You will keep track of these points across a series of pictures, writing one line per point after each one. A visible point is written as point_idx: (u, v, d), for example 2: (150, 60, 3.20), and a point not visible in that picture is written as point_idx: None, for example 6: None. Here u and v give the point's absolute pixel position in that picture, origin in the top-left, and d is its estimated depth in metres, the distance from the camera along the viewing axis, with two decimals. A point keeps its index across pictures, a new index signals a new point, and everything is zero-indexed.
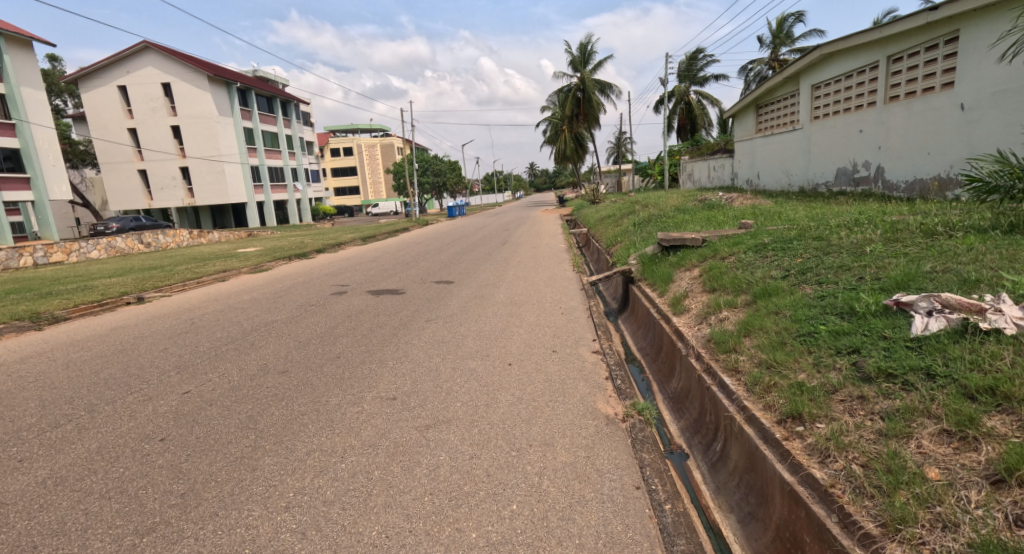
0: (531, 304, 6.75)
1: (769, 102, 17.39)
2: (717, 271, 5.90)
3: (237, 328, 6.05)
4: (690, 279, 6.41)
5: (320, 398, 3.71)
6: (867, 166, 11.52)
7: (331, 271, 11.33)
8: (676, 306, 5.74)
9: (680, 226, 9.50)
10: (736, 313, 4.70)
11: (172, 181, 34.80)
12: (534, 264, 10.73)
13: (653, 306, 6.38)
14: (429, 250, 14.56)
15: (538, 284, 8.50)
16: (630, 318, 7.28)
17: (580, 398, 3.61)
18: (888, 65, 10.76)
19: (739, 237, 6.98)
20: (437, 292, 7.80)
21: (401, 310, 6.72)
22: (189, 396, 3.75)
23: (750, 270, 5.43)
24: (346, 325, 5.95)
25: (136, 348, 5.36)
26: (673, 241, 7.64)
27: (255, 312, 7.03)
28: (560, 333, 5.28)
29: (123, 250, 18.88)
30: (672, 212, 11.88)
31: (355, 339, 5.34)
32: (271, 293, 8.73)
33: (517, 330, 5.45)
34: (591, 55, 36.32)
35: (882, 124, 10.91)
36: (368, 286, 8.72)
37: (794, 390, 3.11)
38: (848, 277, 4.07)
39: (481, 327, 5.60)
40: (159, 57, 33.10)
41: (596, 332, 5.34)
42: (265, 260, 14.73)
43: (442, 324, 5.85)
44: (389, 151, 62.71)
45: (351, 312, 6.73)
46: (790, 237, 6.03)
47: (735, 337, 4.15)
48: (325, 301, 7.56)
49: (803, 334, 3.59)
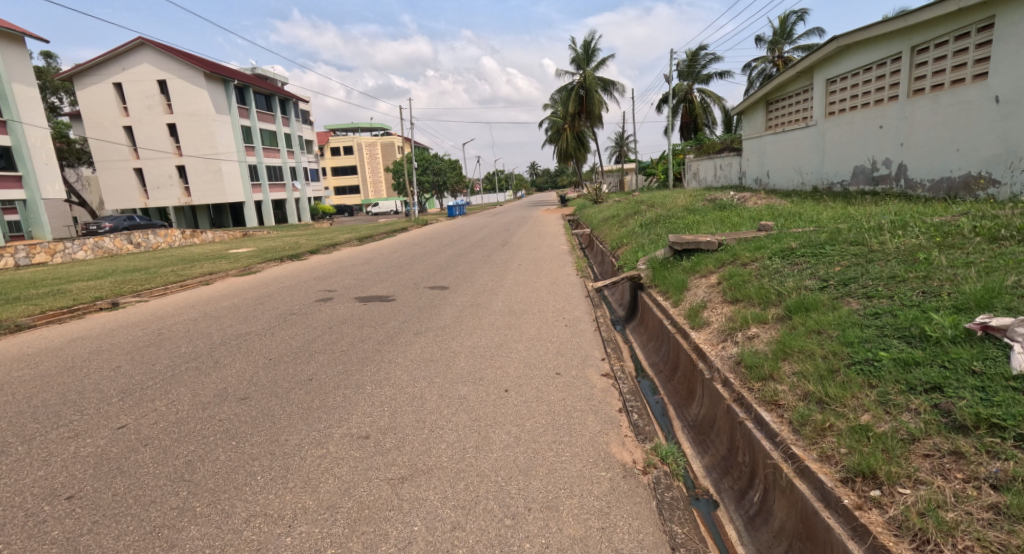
0: (531, 314, 6.12)
1: (780, 98, 16.74)
2: (739, 279, 5.29)
3: (204, 342, 5.43)
4: (707, 288, 5.81)
5: (277, 436, 3.11)
6: (887, 164, 10.90)
7: (321, 274, 10.72)
8: (693, 320, 5.12)
9: (691, 227, 8.88)
10: (767, 331, 4.09)
11: (167, 180, 34.20)
12: (535, 268, 10.12)
13: (666, 318, 5.77)
14: (425, 252, 13.94)
15: (539, 290, 7.88)
16: (639, 328, 6.67)
17: (587, 440, 3.01)
18: (911, 56, 10.14)
19: (760, 240, 6.37)
20: (430, 300, 7.19)
21: (389, 321, 6.11)
22: (122, 433, 3.14)
23: (779, 280, 4.82)
24: (326, 339, 5.35)
25: (85, 366, 4.76)
26: (686, 245, 7.03)
27: (231, 322, 6.42)
28: (563, 351, 4.67)
29: (111, 250, 18.30)
30: (681, 213, 11.23)
31: (333, 356, 4.73)
32: (252, 299, 8.13)
33: (515, 346, 4.85)
34: (593, 53, 35.71)
35: (905, 119, 10.27)
36: (356, 292, 8.09)
37: (859, 437, 2.50)
38: (906, 291, 3.47)
39: (475, 343, 4.99)
40: (154, 53, 32.56)
41: (605, 350, 4.70)
42: (255, 262, 14.09)
43: (433, 338, 5.24)
44: (388, 150, 62.12)
45: (333, 322, 6.12)
46: (821, 241, 5.43)
47: (770, 361, 3.54)
48: (307, 309, 6.95)
49: (857, 361, 2.99)
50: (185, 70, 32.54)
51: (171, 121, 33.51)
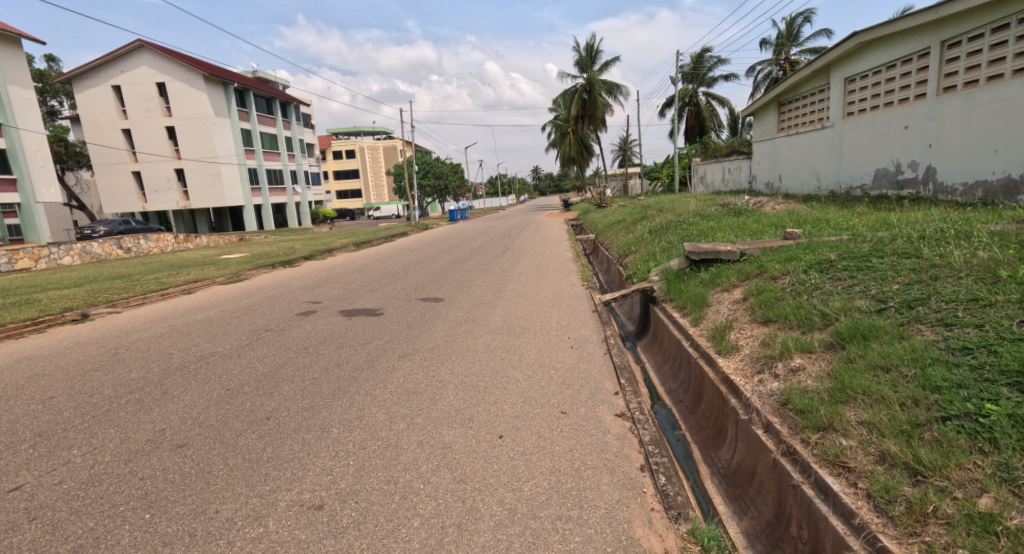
0: (531, 333, 5.45)
1: (794, 99, 16.03)
2: (773, 298, 4.63)
3: (159, 365, 4.77)
4: (732, 305, 5.15)
5: (204, 506, 2.44)
6: (914, 167, 10.21)
7: (309, 283, 10.06)
8: (720, 345, 4.44)
9: (707, 234, 8.23)
10: (815, 363, 3.40)
11: (166, 184, 33.70)
12: (537, 277, 9.47)
13: (684, 338, 5.11)
14: (421, 258, 13.27)
15: (541, 303, 7.21)
16: (653, 346, 6.00)
17: (602, 517, 2.36)
18: (941, 51, 9.48)
19: (790, 249, 5.71)
20: (421, 315, 6.53)
21: (373, 340, 5.44)
22: (12, 502, 2.48)
23: (820, 298, 4.16)
24: (300, 362, 4.70)
25: (13, 396, 4.10)
26: (704, 255, 6.35)
27: (199, 339, 5.77)
28: (569, 382, 4.00)
29: (99, 255, 17.68)
30: (692, 219, 10.55)
31: (304, 385, 4.09)
32: (230, 312, 7.47)
33: (514, 374, 4.20)
34: (597, 55, 35.20)
35: (933, 118, 9.59)
36: (342, 304, 7.44)
37: (982, 538, 1.89)
38: (1000, 318, 2.82)
39: (467, 370, 4.34)
40: (154, 56, 32.12)
41: (618, 381, 4.01)
42: (244, 268, 13.46)
43: (420, 363, 4.58)
44: (391, 154, 61.70)
45: (311, 341, 5.47)
46: (863, 252, 4.75)
47: (826, 404, 2.86)
48: (286, 324, 6.29)
49: (953, 416, 2.33)
50: (184, 72, 32.07)
51: (169, 124, 33.03)
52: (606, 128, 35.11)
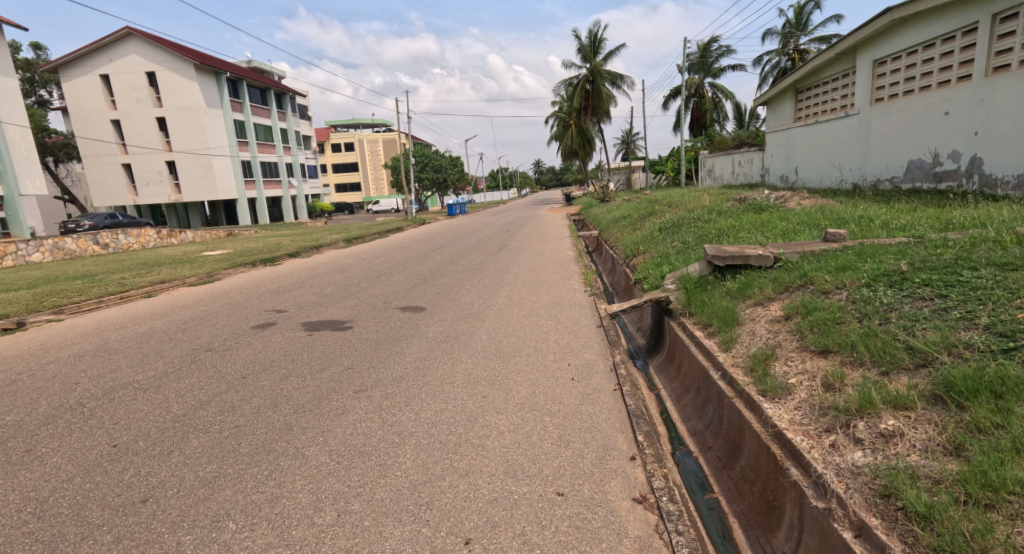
0: (524, 358, 4.45)
1: (812, 86, 15.00)
2: (831, 319, 3.66)
3: (53, 399, 3.77)
4: (772, 325, 4.17)
5: None
6: (955, 157, 9.44)
7: (283, 285, 9.05)
8: (762, 383, 3.40)
9: (727, 233, 7.22)
10: (918, 429, 2.40)
11: (156, 176, 32.65)
12: (536, 281, 8.49)
13: (712, 366, 4.08)
14: (411, 257, 12.27)
15: (538, 315, 6.22)
16: (669, 368, 4.98)
17: None
18: (992, 26, 8.75)
19: (840, 254, 4.73)
20: (396, 331, 5.51)
21: (329, 366, 4.42)
22: None
23: (902, 324, 3.20)
24: (231, 397, 3.69)
25: None
26: (730, 260, 5.33)
27: (124, 360, 4.74)
28: (569, 440, 3.01)
29: (72, 252, 16.66)
30: (707, 215, 9.52)
31: (217, 434, 3.08)
32: (180, 320, 6.47)
33: (497, 425, 3.20)
34: (600, 44, 34.05)
35: (981, 103, 8.85)
36: (309, 314, 6.45)
37: None
38: None
39: (436, 417, 3.32)
40: (142, 43, 30.92)
41: (635, 436, 3.03)
42: (220, 267, 12.41)
43: (380, 403, 3.58)
44: (390, 147, 60.67)
45: (255, 366, 4.47)
46: (944, 262, 3.78)
47: (966, 512, 1.92)
48: (235, 341, 5.27)
49: None
50: (174, 61, 30.90)
51: (159, 115, 31.89)
52: (609, 119, 34.00)
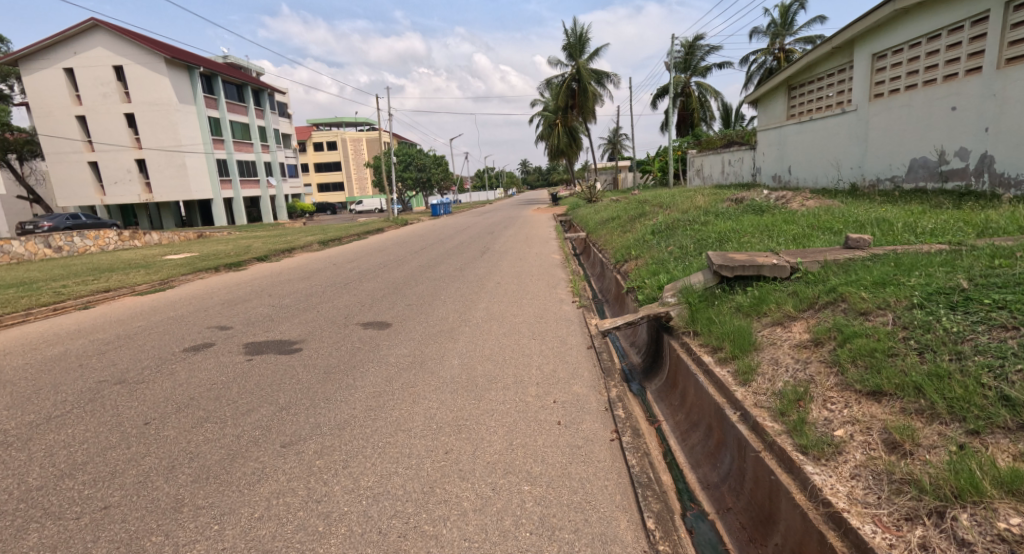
0: (500, 393, 3.66)
1: (805, 82, 14.42)
2: (880, 349, 2.91)
3: None
4: (798, 350, 3.44)
5: None
6: (962, 155, 8.85)
7: (237, 295, 8.14)
8: (800, 436, 2.60)
9: (730, 238, 6.49)
10: None
11: (126, 175, 31.24)
12: (519, 289, 7.71)
13: (726, 403, 3.27)
14: (387, 261, 11.45)
15: (522, 332, 5.44)
16: (671, 396, 4.18)
17: None
18: (1006, 13, 8.15)
19: (873, 264, 4.02)
20: (352, 355, 4.68)
21: (260, 407, 3.57)
22: None
23: (987, 365, 2.45)
24: (117, 457, 2.85)
25: None
26: (740, 270, 4.62)
27: (9, 397, 3.87)
28: (554, 527, 2.24)
29: (19, 256, 15.52)
30: (703, 216, 8.81)
31: (72, 524, 2.26)
32: (101, 340, 5.57)
33: (458, 501, 2.40)
34: (586, 42, 33.40)
35: (991, 97, 8.26)
36: (255, 332, 5.60)
37: None
38: None
39: (379, 489, 2.51)
40: (109, 36, 29.56)
41: (646, 520, 2.27)
42: (177, 272, 11.43)
43: (311, 464, 2.76)
44: (373, 147, 59.58)
45: (167, 407, 3.62)
46: (1014, 277, 3.07)
47: None
48: (155, 370, 4.39)
49: None
50: (144, 55, 29.57)
51: (128, 111, 30.50)
52: (595, 118, 33.37)
